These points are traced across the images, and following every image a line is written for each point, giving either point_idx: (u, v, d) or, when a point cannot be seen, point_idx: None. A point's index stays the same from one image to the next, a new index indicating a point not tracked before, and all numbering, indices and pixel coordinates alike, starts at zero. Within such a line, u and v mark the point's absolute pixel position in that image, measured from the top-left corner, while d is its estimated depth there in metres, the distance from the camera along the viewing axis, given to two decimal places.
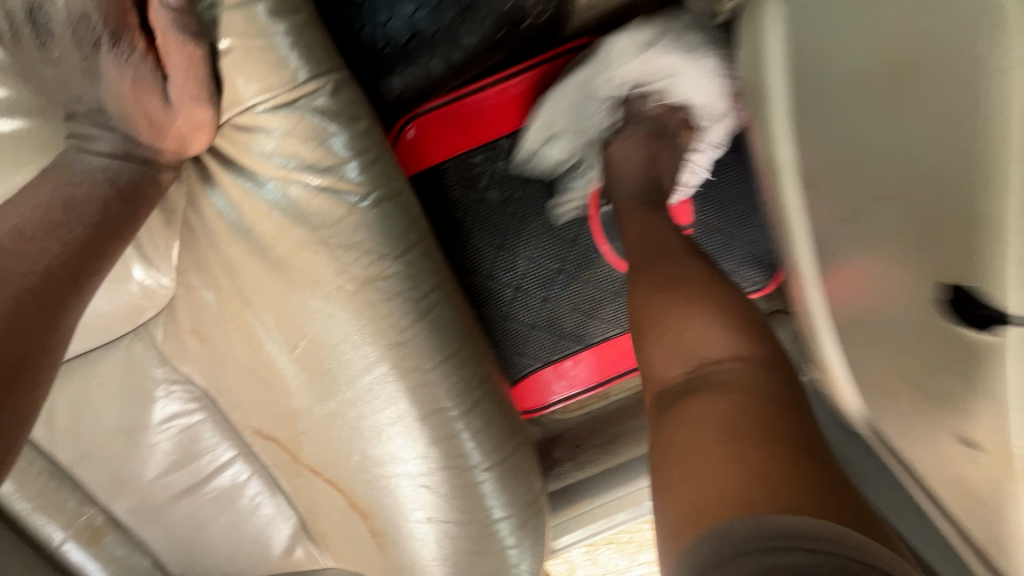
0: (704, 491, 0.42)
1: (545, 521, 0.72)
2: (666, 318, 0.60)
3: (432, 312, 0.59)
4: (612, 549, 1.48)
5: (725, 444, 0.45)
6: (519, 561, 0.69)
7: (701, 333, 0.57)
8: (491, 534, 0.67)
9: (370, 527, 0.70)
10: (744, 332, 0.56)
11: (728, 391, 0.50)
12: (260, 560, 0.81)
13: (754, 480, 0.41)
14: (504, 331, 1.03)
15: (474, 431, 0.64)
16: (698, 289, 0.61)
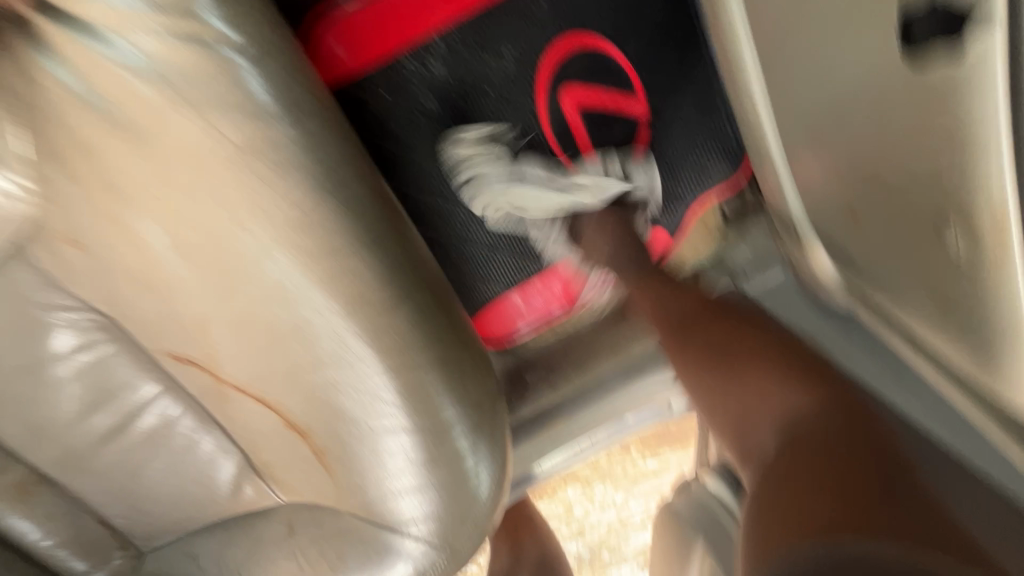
0: (770, 507, 0.58)
1: (503, 421, 0.67)
2: (744, 377, 0.71)
3: (340, 187, 0.52)
4: (607, 484, 1.47)
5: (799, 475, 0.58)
6: (477, 468, 0.64)
7: (769, 386, 0.68)
8: (445, 439, 0.62)
9: (311, 448, 0.65)
10: (802, 376, 0.67)
11: (800, 441, 0.61)
12: (211, 502, 0.76)
13: (830, 511, 0.53)
14: (462, 255, 0.98)
15: (406, 325, 0.57)
16: (738, 350, 0.75)
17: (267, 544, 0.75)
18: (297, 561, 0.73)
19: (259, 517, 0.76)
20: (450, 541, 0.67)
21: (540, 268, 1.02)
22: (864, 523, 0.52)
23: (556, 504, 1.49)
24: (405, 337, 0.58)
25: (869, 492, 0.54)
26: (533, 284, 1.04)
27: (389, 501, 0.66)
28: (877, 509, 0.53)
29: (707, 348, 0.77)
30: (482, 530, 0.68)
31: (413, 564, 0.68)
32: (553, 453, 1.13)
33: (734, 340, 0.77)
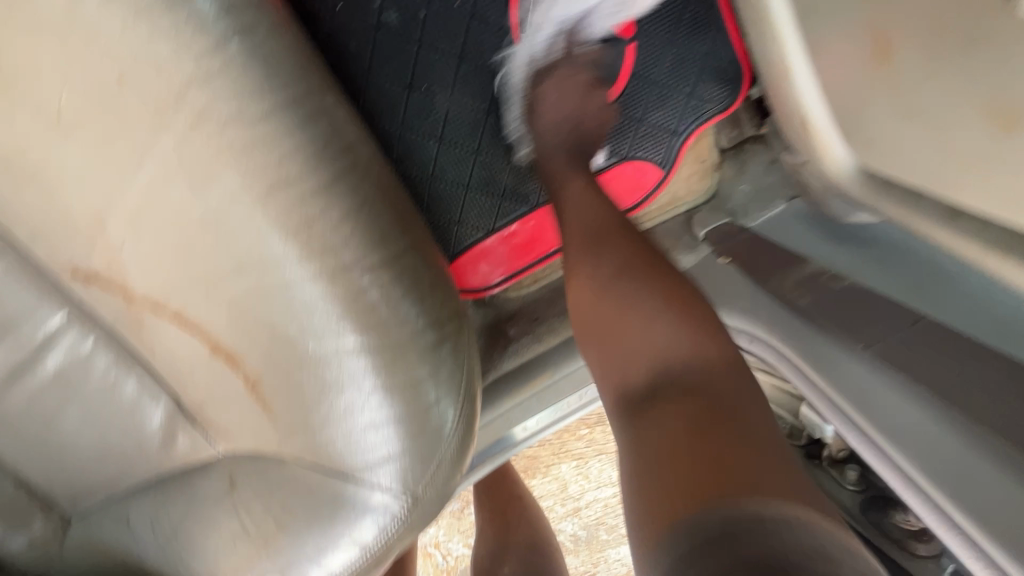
0: (643, 471, 0.47)
1: (470, 344, 0.58)
2: (612, 299, 0.61)
3: (255, 49, 0.48)
4: (604, 460, 1.38)
5: (673, 432, 0.48)
6: (438, 392, 0.55)
7: (639, 312, 0.58)
8: (399, 358, 0.53)
9: (243, 377, 0.56)
10: (678, 302, 0.58)
11: (670, 385, 0.52)
12: (140, 457, 0.66)
13: (695, 465, 0.44)
14: (432, 189, 0.92)
15: (346, 216, 0.50)
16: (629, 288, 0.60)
17: (205, 504, 0.64)
18: (239, 520, 0.62)
19: (196, 475, 0.66)
20: (414, 486, 0.57)
21: (519, 210, 0.94)
22: (749, 492, 0.41)
23: (550, 481, 1.39)
24: (344, 230, 0.50)
25: (738, 445, 0.45)
26: (513, 231, 0.96)
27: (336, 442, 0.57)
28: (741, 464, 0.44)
29: (622, 276, 0.62)
30: (451, 475, 0.59)
31: (377, 519, 0.58)
32: (537, 414, 0.99)
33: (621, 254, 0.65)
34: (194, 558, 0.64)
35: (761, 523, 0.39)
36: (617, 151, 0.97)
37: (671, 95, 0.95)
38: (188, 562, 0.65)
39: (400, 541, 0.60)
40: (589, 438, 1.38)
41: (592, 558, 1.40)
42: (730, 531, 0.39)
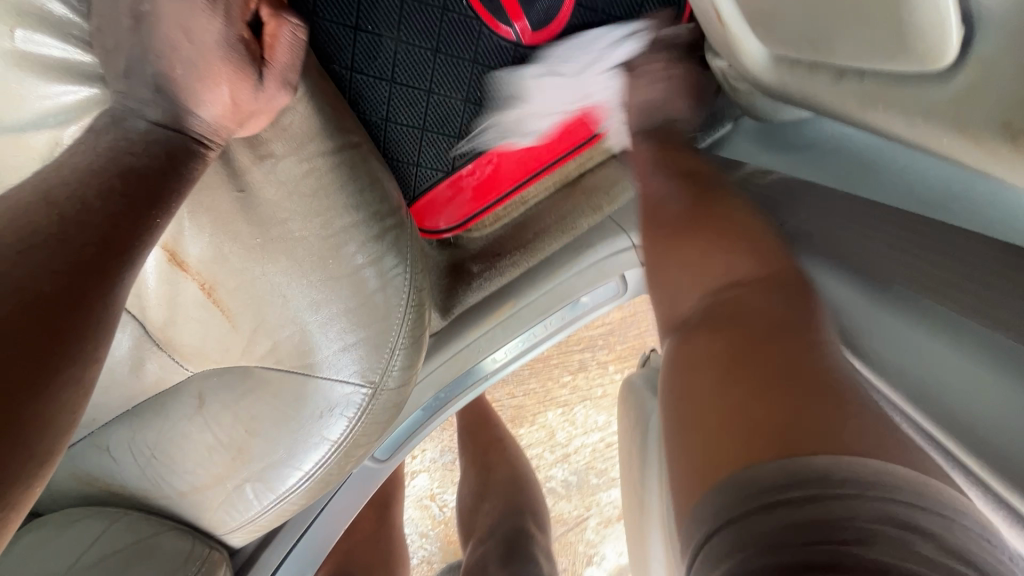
0: (709, 431, 0.40)
1: (414, 243, 0.64)
2: (681, 258, 0.60)
3: None
4: (589, 406, 1.42)
5: (736, 380, 0.42)
6: (382, 288, 0.62)
7: (716, 257, 0.57)
8: (338, 250, 0.59)
9: (200, 285, 0.61)
10: (746, 249, 0.55)
11: (725, 323, 0.48)
12: (112, 386, 0.70)
13: (775, 415, 0.37)
14: (388, 136, 0.93)
15: (290, 117, 0.58)
16: (704, 246, 0.59)
17: (179, 420, 0.70)
18: (210, 430, 0.69)
19: (170, 397, 0.71)
20: (370, 378, 0.64)
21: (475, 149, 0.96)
22: (832, 437, 0.35)
23: (538, 429, 1.44)
24: (287, 127, 0.58)
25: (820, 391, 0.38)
26: (465, 173, 0.99)
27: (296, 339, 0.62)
28: (824, 409, 0.37)
29: (696, 223, 0.62)
30: (405, 367, 0.66)
31: (343, 413, 0.66)
32: (505, 346, 1.03)
33: (698, 194, 0.66)
34: (177, 474, 0.71)
35: (834, 482, 0.32)
36: (574, 80, 0.96)
37: (616, 23, 0.94)
38: (171, 478, 0.72)
39: (359, 433, 0.68)
40: (573, 384, 1.42)
41: (583, 502, 1.46)
42: (796, 475, 0.33)
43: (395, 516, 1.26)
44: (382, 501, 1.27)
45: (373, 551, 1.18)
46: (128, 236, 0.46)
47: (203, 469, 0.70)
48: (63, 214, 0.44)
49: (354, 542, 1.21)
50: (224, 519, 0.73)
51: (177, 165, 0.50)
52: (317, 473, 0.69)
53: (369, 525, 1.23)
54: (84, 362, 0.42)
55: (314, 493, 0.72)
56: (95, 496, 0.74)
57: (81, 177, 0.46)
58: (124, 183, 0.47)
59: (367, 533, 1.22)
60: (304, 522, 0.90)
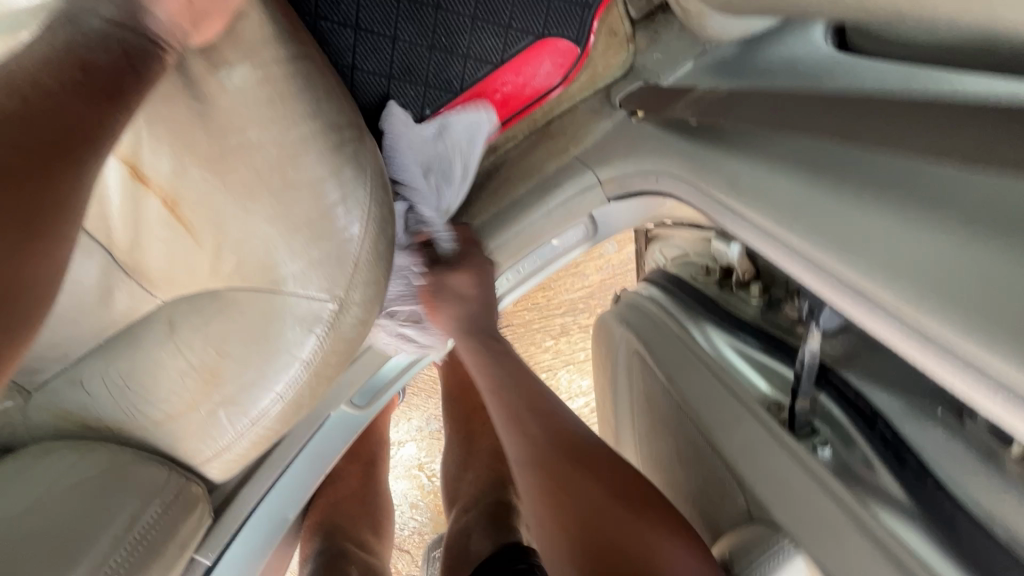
0: None
1: (373, 159, 0.66)
2: (592, 514, 0.64)
3: None
4: (571, 370, 1.44)
5: None
6: (342, 201, 0.64)
7: (626, 521, 0.62)
8: (296, 157, 0.62)
9: (161, 198, 0.62)
10: (638, 498, 0.64)
11: None
12: (85, 315, 0.71)
13: None
14: (356, 83, 0.94)
15: (249, 27, 0.60)
16: (600, 493, 0.66)
17: (149, 345, 0.71)
18: (181, 353, 0.70)
19: (139, 329, 0.72)
20: (336, 291, 0.67)
21: (444, 97, 0.98)
22: None
23: None
24: (243, 38, 0.60)
25: None
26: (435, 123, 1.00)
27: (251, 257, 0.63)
28: None
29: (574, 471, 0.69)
30: (369, 282, 0.68)
31: (310, 328, 0.67)
32: None
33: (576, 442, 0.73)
34: (149, 402, 0.72)
35: None
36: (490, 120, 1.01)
37: None
38: (145, 408, 0.73)
39: (326, 351, 0.69)
40: (555, 349, 1.43)
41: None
42: None
43: (380, 476, 1.27)
44: (366, 461, 1.28)
45: (358, 508, 1.19)
46: (82, 116, 0.47)
47: (176, 395, 0.72)
48: (27, 89, 0.45)
49: (338, 498, 1.20)
50: (199, 449, 0.75)
51: (133, 64, 0.53)
52: (288, 396, 0.71)
53: (354, 481, 1.23)
54: (45, 222, 0.42)
55: (287, 418, 0.73)
56: (68, 431, 0.75)
57: (40, 62, 0.48)
58: (83, 72, 0.49)
59: (352, 490, 1.22)
60: (283, 463, 0.89)
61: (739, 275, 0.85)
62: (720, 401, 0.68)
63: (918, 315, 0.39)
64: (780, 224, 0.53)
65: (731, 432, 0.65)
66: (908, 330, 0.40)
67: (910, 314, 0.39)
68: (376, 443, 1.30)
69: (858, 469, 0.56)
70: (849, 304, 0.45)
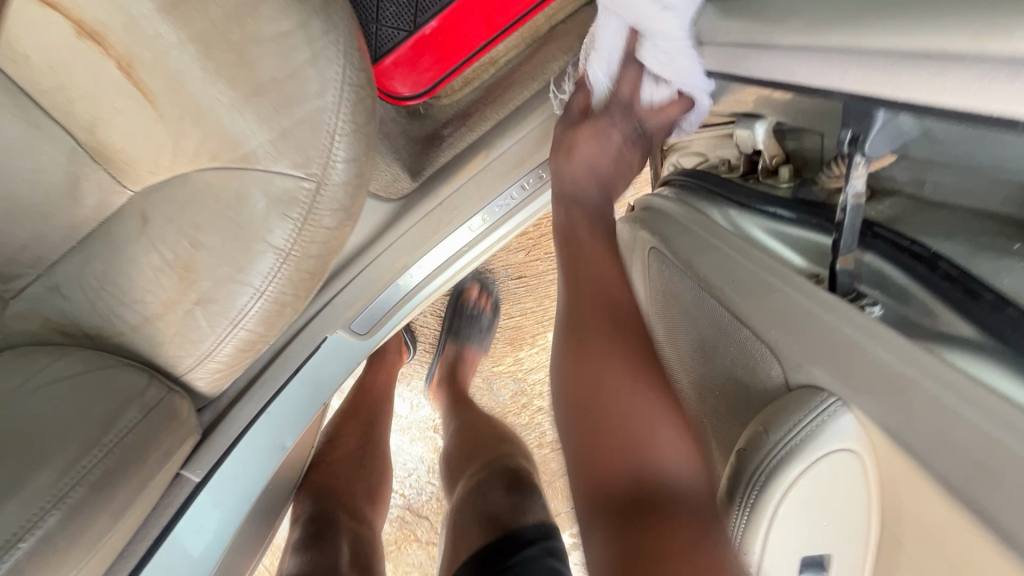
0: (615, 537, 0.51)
1: (345, 21, 0.59)
2: (625, 392, 0.57)
3: None
4: None
5: (642, 551, 0.49)
6: (312, 64, 0.57)
7: (655, 445, 0.55)
8: (255, 8, 0.54)
9: (116, 63, 0.56)
10: (696, 461, 0.55)
11: (632, 535, 0.50)
12: (55, 212, 0.67)
13: (652, 545, 0.49)
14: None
15: None
16: (641, 470, 0.54)
17: (123, 242, 0.66)
18: (154, 248, 0.65)
19: (112, 227, 0.67)
20: (310, 169, 0.59)
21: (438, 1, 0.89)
22: None
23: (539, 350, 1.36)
24: None
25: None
26: (426, 33, 0.92)
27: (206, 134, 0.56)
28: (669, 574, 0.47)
29: (649, 439, 0.55)
30: (349, 161, 0.61)
31: (286, 213, 0.61)
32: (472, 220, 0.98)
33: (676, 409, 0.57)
34: (126, 305, 0.67)
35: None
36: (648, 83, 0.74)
37: None
38: (121, 310, 0.68)
39: (306, 238, 0.63)
40: None
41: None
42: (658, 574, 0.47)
43: (381, 435, 1.20)
44: (367, 421, 1.21)
45: (353, 468, 1.13)
46: None
47: (152, 295, 0.66)
48: None
49: (336, 458, 1.14)
50: (181, 356, 0.69)
51: None
52: (270, 292, 0.65)
53: (354, 438, 1.17)
54: None
55: (271, 321, 0.67)
56: (48, 338, 0.71)
57: None
58: None
59: (351, 449, 1.15)
60: (276, 383, 0.86)
61: (766, 162, 0.77)
62: (746, 271, 0.60)
63: (1013, 45, 0.31)
64: (815, 31, 0.46)
65: (761, 302, 0.56)
66: (988, 72, 0.33)
67: (993, 46, 0.32)
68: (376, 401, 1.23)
69: (913, 318, 0.47)
70: (910, 85, 0.39)
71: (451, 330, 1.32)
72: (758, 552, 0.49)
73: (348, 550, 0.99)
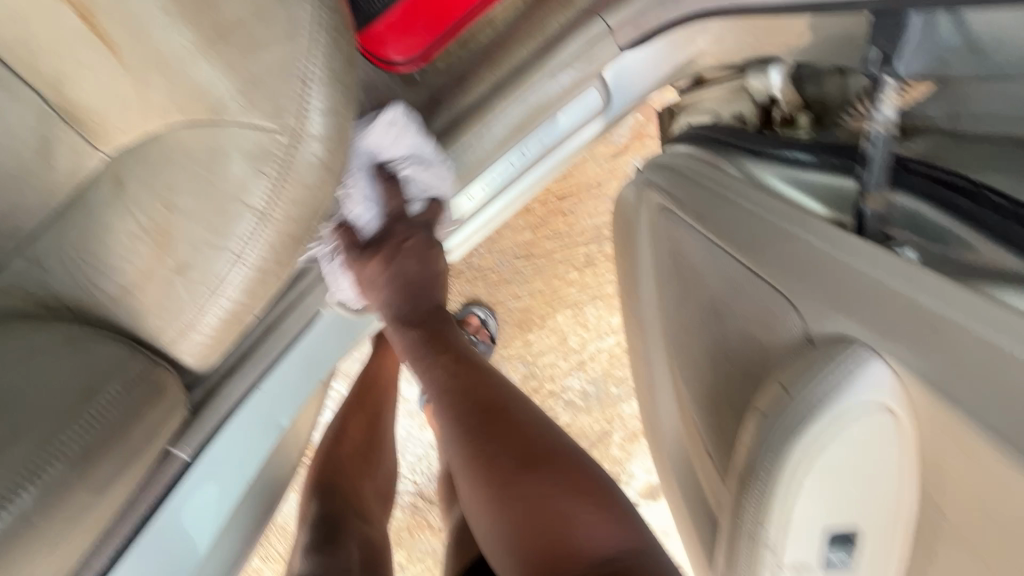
0: (525, 531, 0.58)
1: None
2: (501, 456, 0.63)
3: None
4: (601, 305, 1.30)
5: (526, 507, 0.59)
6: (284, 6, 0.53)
7: (539, 471, 0.60)
8: None
9: (78, 10, 0.52)
10: (584, 501, 0.59)
11: (523, 530, 0.58)
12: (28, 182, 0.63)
13: (552, 509, 0.58)
14: None
15: None
16: (545, 489, 0.59)
17: (100, 210, 0.63)
18: (130, 213, 0.62)
19: (89, 195, 0.64)
20: (285, 119, 0.56)
21: None
22: (573, 546, 0.56)
23: (548, 335, 1.30)
24: None
25: (540, 558, 0.56)
26: None
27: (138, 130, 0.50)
28: (565, 567, 0.55)
29: (525, 462, 0.62)
30: (326, 112, 0.57)
31: (260, 168, 0.57)
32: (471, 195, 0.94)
33: (562, 477, 0.60)
34: (106, 275, 0.65)
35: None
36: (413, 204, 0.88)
37: None
38: (102, 280, 0.65)
39: (286, 196, 0.59)
40: (582, 282, 1.28)
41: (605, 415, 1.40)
42: None
43: (386, 430, 1.15)
44: (374, 412, 1.14)
45: (361, 463, 1.07)
46: None
47: (130, 263, 0.63)
48: None
49: (342, 454, 1.08)
50: (164, 327, 0.66)
51: None
52: (251, 257, 0.61)
53: (359, 434, 1.11)
54: None
55: (253, 290, 0.63)
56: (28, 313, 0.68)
57: None
58: None
59: (356, 444, 1.09)
60: (268, 360, 0.81)
61: (781, 113, 0.73)
62: (763, 224, 0.55)
63: None
64: None
65: (781, 254, 0.51)
66: None
67: None
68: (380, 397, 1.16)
69: (951, 255, 0.43)
70: None
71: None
72: (783, 533, 0.43)
73: (359, 552, 0.93)
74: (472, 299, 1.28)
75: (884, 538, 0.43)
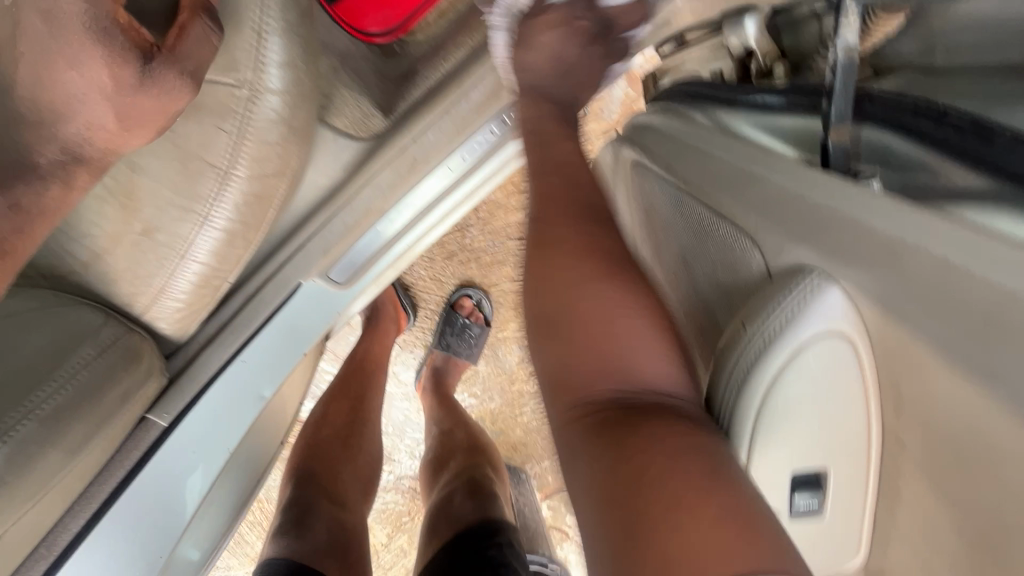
0: (567, 327, 0.50)
1: None
2: (569, 243, 0.54)
3: None
4: None
5: (582, 289, 0.50)
6: None
7: (606, 271, 0.52)
8: None
9: None
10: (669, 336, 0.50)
11: (566, 328, 0.50)
12: None
13: (611, 329, 0.49)
14: None
15: None
16: (607, 294, 0.50)
17: None
18: None
19: None
20: (244, 72, 0.58)
21: None
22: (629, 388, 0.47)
23: None
24: None
25: (590, 362, 0.48)
26: None
27: (78, 95, 0.50)
28: (601, 383, 0.47)
29: (595, 264, 0.52)
30: (283, 66, 0.59)
31: (221, 124, 0.59)
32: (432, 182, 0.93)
33: (621, 270, 0.51)
34: (74, 241, 0.64)
35: (644, 425, 0.44)
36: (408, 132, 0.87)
37: None
38: (71, 245, 0.65)
39: (247, 155, 0.60)
40: None
41: None
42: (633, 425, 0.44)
43: (370, 415, 1.12)
44: (356, 398, 1.12)
45: (340, 447, 1.03)
46: None
47: (97, 227, 0.63)
48: None
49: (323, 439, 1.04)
50: (135, 293, 0.65)
51: None
52: (218, 219, 0.62)
53: (342, 419, 1.08)
54: None
55: (222, 254, 0.64)
56: None
57: None
58: None
59: (337, 428, 1.06)
60: (248, 329, 0.81)
61: (759, 65, 0.72)
62: (727, 168, 0.53)
63: None
64: None
65: (745, 193, 0.49)
66: None
67: None
68: (367, 378, 1.16)
69: (921, 184, 0.42)
70: None
71: (441, 341, 1.27)
72: (740, 467, 0.43)
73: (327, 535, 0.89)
74: (466, 281, 1.30)
75: (851, 477, 0.42)
